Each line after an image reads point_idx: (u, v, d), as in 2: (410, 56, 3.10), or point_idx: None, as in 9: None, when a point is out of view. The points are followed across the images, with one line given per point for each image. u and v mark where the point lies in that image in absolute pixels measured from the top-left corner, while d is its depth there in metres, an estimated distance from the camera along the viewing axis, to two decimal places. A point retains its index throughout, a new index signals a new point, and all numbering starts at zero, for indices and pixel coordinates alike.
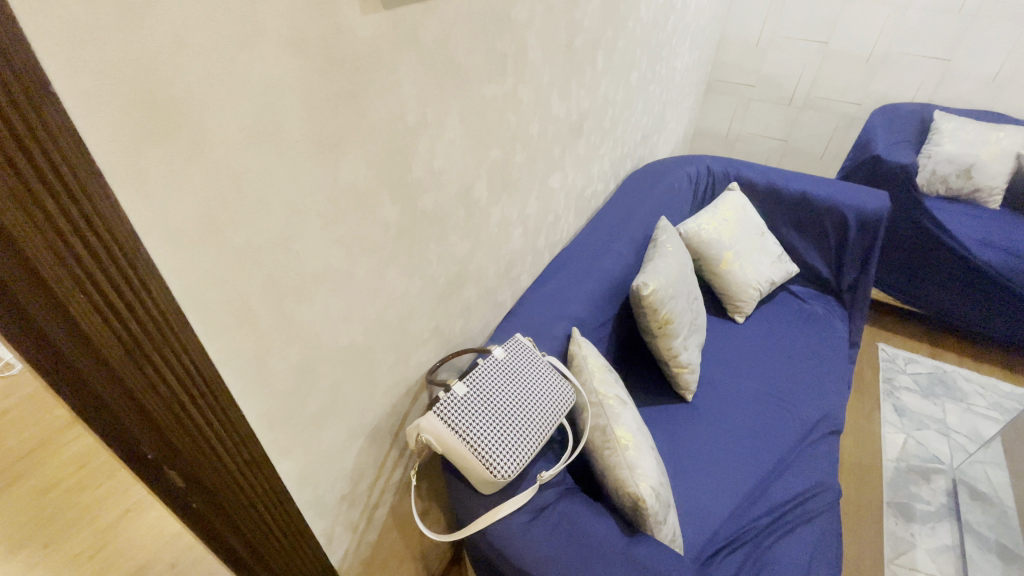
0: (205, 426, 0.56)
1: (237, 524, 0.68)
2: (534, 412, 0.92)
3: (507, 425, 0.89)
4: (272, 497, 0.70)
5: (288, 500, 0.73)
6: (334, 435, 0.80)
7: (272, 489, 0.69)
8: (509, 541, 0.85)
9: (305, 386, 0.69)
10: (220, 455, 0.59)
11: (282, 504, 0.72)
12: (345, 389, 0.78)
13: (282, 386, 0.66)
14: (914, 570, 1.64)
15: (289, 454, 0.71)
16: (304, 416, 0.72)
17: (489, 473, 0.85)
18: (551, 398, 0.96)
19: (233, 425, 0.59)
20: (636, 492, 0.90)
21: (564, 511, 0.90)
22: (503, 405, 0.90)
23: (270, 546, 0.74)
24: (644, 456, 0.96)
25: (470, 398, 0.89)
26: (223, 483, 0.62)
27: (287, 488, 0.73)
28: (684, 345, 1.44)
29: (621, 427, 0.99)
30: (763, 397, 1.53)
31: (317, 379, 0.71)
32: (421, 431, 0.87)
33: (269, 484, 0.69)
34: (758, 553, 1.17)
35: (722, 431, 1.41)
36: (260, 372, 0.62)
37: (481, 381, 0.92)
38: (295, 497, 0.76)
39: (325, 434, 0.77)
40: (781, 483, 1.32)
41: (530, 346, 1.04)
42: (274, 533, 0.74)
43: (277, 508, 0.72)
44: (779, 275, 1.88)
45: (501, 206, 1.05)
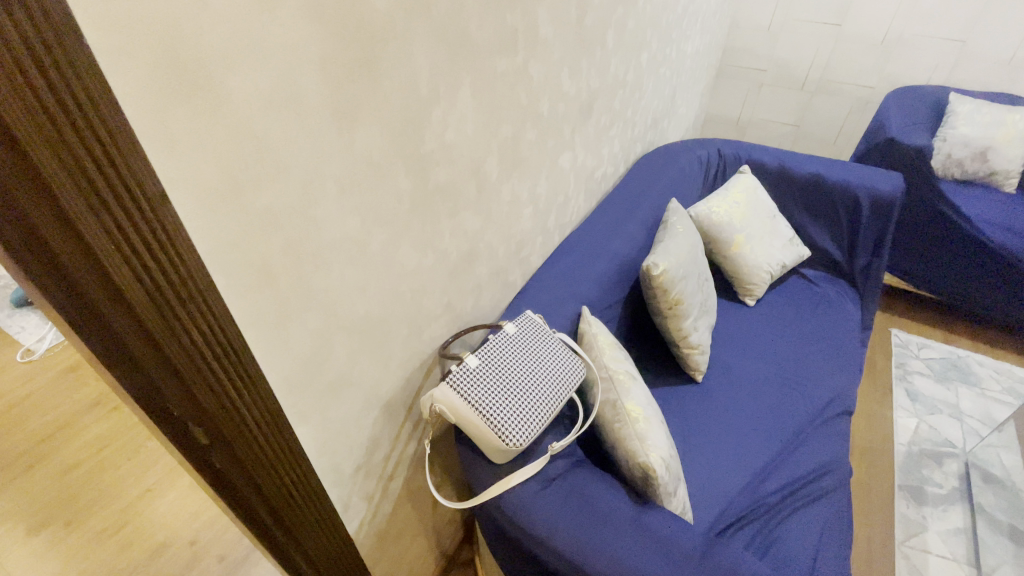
0: (228, 383, 0.58)
1: (260, 486, 0.69)
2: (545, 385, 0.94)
3: (520, 396, 0.90)
4: (290, 460, 0.72)
5: (306, 466, 0.75)
6: (352, 404, 0.82)
7: (290, 452, 0.71)
8: (521, 508, 0.87)
9: (323, 353, 0.71)
10: (242, 414, 0.61)
11: (300, 469, 0.74)
12: (362, 359, 0.80)
13: (302, 351, 0.68)
14: (926, 551, 1.65)
15: (307, 420, 0.73)
16: (323, 382, 0.74)
17: (502, 442, 0.86)
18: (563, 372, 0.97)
19: (254, 383, 0.61)
20: (646, 463, 0.91)
21: (576, 481, 0.91)
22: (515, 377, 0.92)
23: (289, 511, 0.76)
24: (654, 429, 0.97)
25: (482, 370, 0.91)
26: (245, 443, 0.64)
27: (304, 453, 0.75)
28: (694, 325, 1.44)
29: (632, 401, 1.00)
30: (773, 378, 1.53)
31: (336, 348, 0.73)
32: (434, 402, 0.90)
33: (288, 447, 0.70)
34: (768, 529, 1.18)
35: (732, 410, 1.42)
36: (281, 336, 0.63)
37: (493, 354, 0.94)
38: (312, 463, 0.77)
39: (343, 401, 0.80)
40: (791, 462, 1.33)
41: (542, 322, 1.06)
42: (292, 499, 0.76)
43: (294, 473, 0.74)
44: (790, 258, 1.87)
45: (512, 183, 1.06)
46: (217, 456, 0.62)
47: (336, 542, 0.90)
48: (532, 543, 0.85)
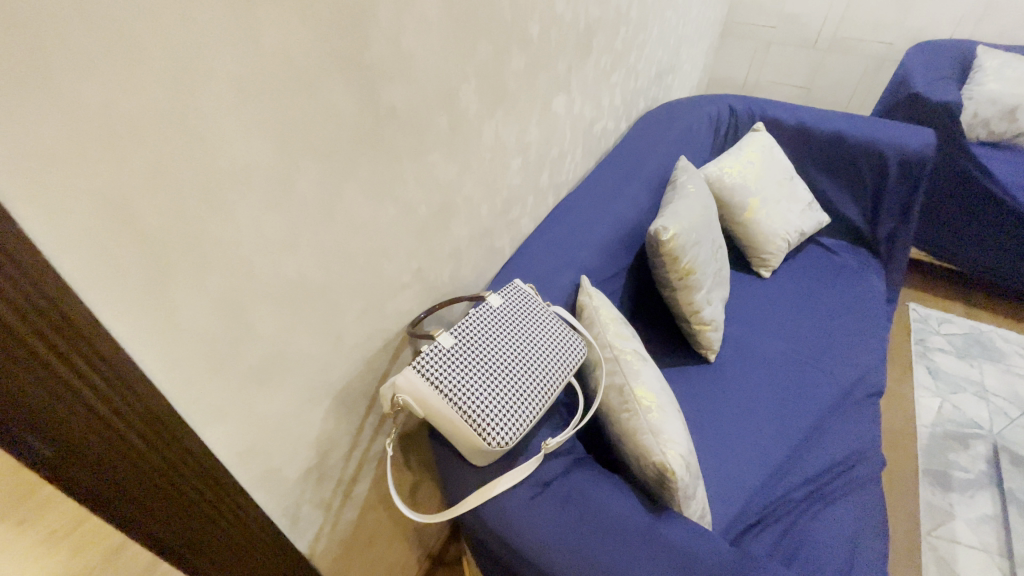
0: (66, 370, 0.40)
1: (155, 510, 0.52)
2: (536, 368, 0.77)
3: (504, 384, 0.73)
4: (196, 476, 0.55)
5: (222, 480, 0.59)
6: (290, 395, 0.65)
7: (196, 464, 0.54)
8: (509, 523, 0.70)
9: (236, 330, 0.54)
10: (101, 417, 0.44)
11: (213, 485, 0.57)
12: (299, 338, 0.62)
13: (201, 328, 0.50)
14: (955, 541, 1.52)
15: (221, 419, 0.56)
16: (241, 370, 0.56)
17: (482, 442, 0.69)
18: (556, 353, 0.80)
19: (112, 368, 0.43)
20: (663, 462, 0.73)
21: (576, 486, 0.74)
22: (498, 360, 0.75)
23: (207, 538, 0.59)
24: (670, 419, 0.79)
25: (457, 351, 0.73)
26: (114, 453, 0.46)
27: (220, 462, 0.58)
28: (707, 298, 1.27)
29: (642, 386, 0.82)
30: (793, 357, 1.37)
31: (256, 323, 0.56)
32: (397, 393, 0.72)
33: (191, 458, 0.53)
34: (796, 527, 1.03)
35: (750, 393, 1.26)
36: (157, 302, 0.46)
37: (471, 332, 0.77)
38: (233, 475, 0.61)
39: (276, 391, 0.62)
40: (817, 450, 1.18)
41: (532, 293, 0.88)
42: (207, 524, 0.59)
43: (204, 492, 0.57)
44: (809, 224, 1.69)
45: (495, 123, 0.87)
46: (70, 476, 0.44)
47: (279, 564, 0.74)
48: (524, 565, 0.69)
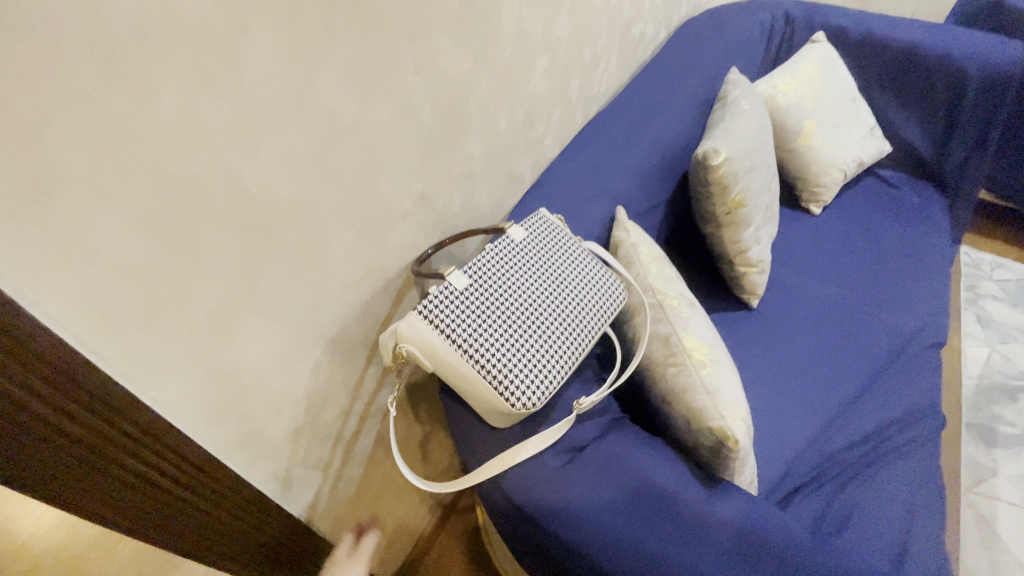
0: None
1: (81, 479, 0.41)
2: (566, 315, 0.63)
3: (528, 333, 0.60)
4: (137, 447, 0.44)
5: (182, 450, 0.48)
6: (269, 342, 0.53)
7: (130, 433, 0.43)
8: (535, 497, 0.60)
9: (176, 255, 0.42)
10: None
11: (169, 457, 0.47)
12: (273, 271, 0.50)
13: (107, 250, 0.38)
14: (996, 498, 1.43)
15: (170, 373, 0.45)
16: (187, 311, 0.44)
17: (506, 403, 0.57)
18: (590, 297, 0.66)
19: None
20: (722, 429, 0.59)
21: (613, 454, 0.64)
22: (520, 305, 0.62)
23: (171, 514, 0.50)
24: (727, 376, 0.65)
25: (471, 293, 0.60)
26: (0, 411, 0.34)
27: (175, 428, 0.46)
28: (755, 236, 1.11)
29: (692, 337, 0.68)
30: (846, 302, 1.22)
31: (202, 247, 0.43)
32: (400, 344, 0.59)
33: (123, 423, 0.42)
34: (848, 487, 0.93)
35: (798, 341, 1.12)
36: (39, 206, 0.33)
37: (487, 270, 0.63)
38: (199, 445, 0.50)
39: (249, 337, 0.51)
40: (871, 405, 1.06)
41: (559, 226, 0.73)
42: (168, 501, 0.48)
43: (157, 465, 0.46)
44: (869, 153, 1.49)
45: (517, 5, 0.68)
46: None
47: (271, 532, 0.65)
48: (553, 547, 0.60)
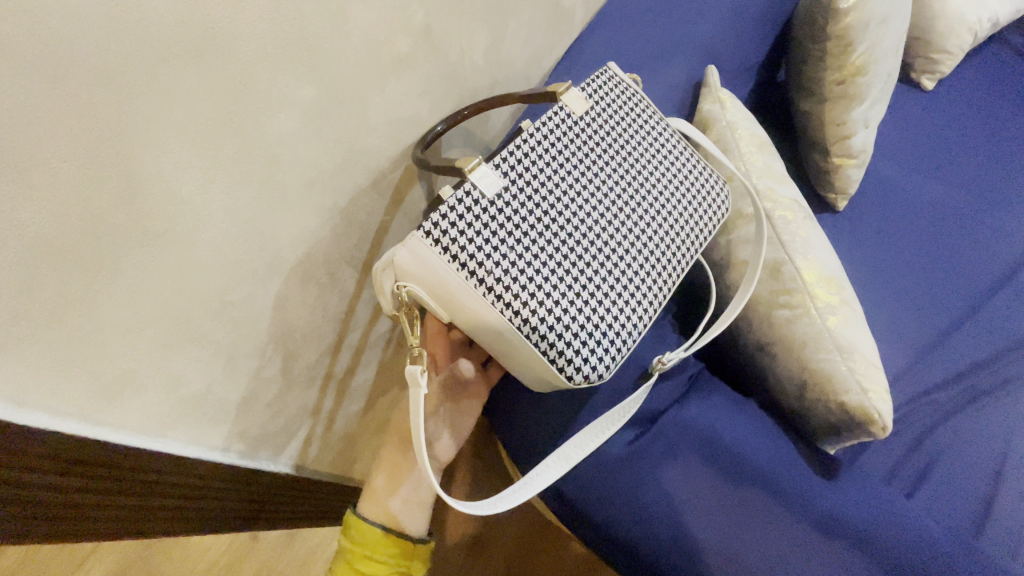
0: None
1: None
2: (637, 250, 0.47)
3: (588, 275, 0.44)
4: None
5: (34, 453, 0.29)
6: (204, 273, 0.35)
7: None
8: (592, 485, 0.51)
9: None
10: None
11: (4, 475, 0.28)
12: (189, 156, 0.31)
13: None
14: None
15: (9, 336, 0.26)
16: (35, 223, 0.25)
17: (554, 369, 0.43)
18: (667, 222, 0.49)
19: None
20: (856, 403, 0.42)
21: (688, 428, 0.53)
22: (576, 233, 0.44)
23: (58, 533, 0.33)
24: (861, 324, 0.47)
25: (505, 211, 0.42)
26: None
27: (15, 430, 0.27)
28: (866, 117, 0.85)
29: (813, 266, 0.48)
30: (952, 210, 0.99)
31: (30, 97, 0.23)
32: (401, 284, 0.42)
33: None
34: (936, 432, 0.78)
35: (888, 257, 0.92)
36: None
37: (527, 178, 0.44)
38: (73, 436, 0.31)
39: (169, 267, 0.32)
40: (970, 335, 0.88)
41: (627, 103, 0.52)
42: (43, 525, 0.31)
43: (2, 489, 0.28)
44: (1007, 10, 1.13)
45: None
46: None
47: (239, 500, 0.50)
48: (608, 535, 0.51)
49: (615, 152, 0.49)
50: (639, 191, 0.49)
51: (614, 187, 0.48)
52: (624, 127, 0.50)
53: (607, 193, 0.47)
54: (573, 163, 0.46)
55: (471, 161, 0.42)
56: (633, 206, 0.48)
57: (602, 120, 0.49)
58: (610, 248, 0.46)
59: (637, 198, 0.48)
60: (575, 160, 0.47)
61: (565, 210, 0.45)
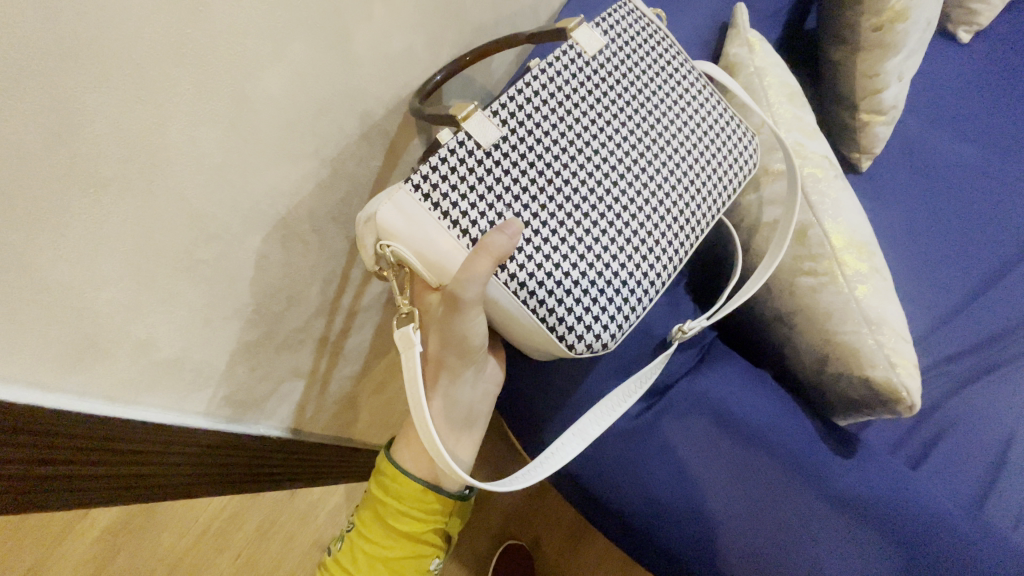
0: None
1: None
2: (651, 208, 0.43)
3: (595, 235, 0.41)
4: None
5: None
6: (171, 228, 0.32)
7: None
8: (605, 459, 0.49)
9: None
10: None
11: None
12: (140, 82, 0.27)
13: None
14: None
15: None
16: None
17: (554, 336, 0.40)
18: (686, 177, 0.45)
19: None
20: (879, 378, 0.40)
21: (705, 403, 0.50)
22: (585, 188, 0.41)
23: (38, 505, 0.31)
24: (890, 294, 0.43)
25: (502, 164, 0.39)
26: None
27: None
28: (902, 69, 0.78)
29: (842, 230, 0.44)
30: (981, 173, 0.94)
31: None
32: (384, 244, 0.38)
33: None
34: (947, 403, 0.76)
35: (910, 222, 0.88)
36: None
37: (530, 126, 0.40)
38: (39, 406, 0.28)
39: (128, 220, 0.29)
40: (991, 305, 0.84)
41: (648, 40, 0.46)
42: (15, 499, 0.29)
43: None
44: None
45: None
46: None
47: (234, 464, 0.49)
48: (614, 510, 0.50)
49: (633, 96, 0.44)
50: (657, 142, 0.44)
51: (629, 136, 0.43)
52: (643, 68, 0.45)
53: (620, 143, 0.43)
54: (583, 109, 0.42)
55: (466, 108, 0.38)
56: (649, 158, 0.44)
57: (619, 59, 0.44)
58: (622, 206, 0.42)
59: (655, 150, 0.44)
60: (586, 105, 0.42)
61: (573, 163, 0.41)
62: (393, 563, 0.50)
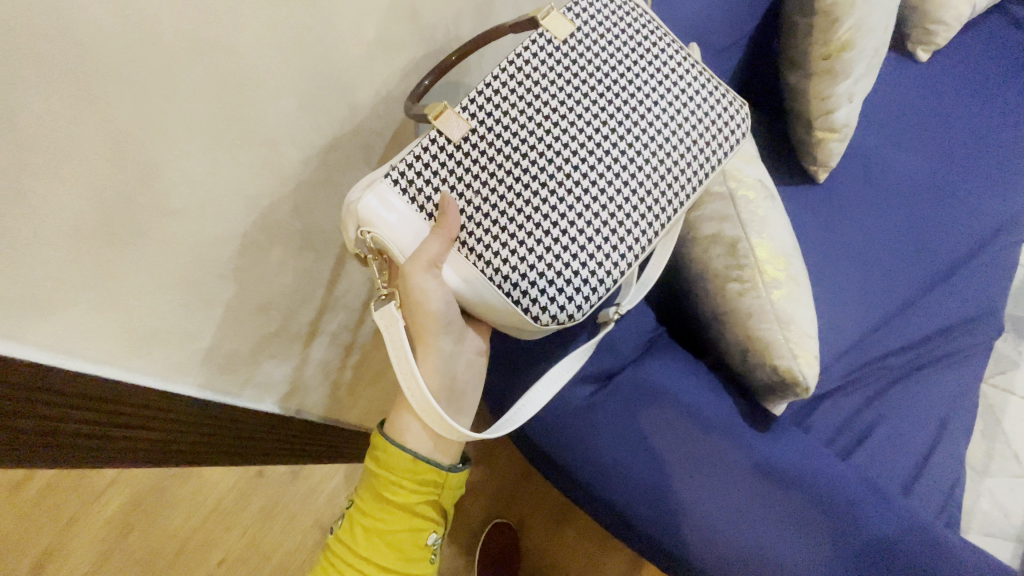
0: None
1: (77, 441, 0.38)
2: (616, 188, 0.49)
3: (558, 213, 0.48)
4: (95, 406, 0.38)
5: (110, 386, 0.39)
6: None
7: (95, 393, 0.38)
8: (564, 430, 0.58)
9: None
10: None
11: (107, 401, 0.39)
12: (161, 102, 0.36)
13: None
14: (1009, 392, 1.40)
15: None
16: (22, 140, 0.29)
17: (512, 303, 0.47)
18: (656, 158, 0.51)
19: None
20: (787, 368, 0.49)
21: (647, 383, 0.60)
22: (548, 171, 0.48)
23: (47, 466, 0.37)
24: (802, 299, 0.52)
25: (469, 154, 0.48)
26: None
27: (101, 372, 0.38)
28: (851, 90, 0.86)
29: (766, 244, 0.53)
30: (930, 184, 1.02)
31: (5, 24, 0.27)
32: (364, 229, 0.47)
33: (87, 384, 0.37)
34: (885, 393, 0.85)
35: (862, 228, 0.96)
36: None
37: (496, 117, 0.49)
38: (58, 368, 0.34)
39: None
40: (930, 306, 0.93)
41: (614, 40, 0.52)
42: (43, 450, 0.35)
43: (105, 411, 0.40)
44: None
45: None
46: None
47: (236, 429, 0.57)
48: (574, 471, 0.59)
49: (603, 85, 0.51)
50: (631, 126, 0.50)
51: (598, 121, 0.50)
52: (608, 65, 0.51)
53: (584, 138, 0.49)
54: (548, 97, 0.49)
55: (435, 110, 0.47)
56: (610, 151, 0.50)
57: (585, 61, 0.51)
58: (588, 186, 0.49)
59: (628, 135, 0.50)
60: (553, 94, 0.49)
61: (538, 157, 0.48)
62: (390, 534, 0.55)
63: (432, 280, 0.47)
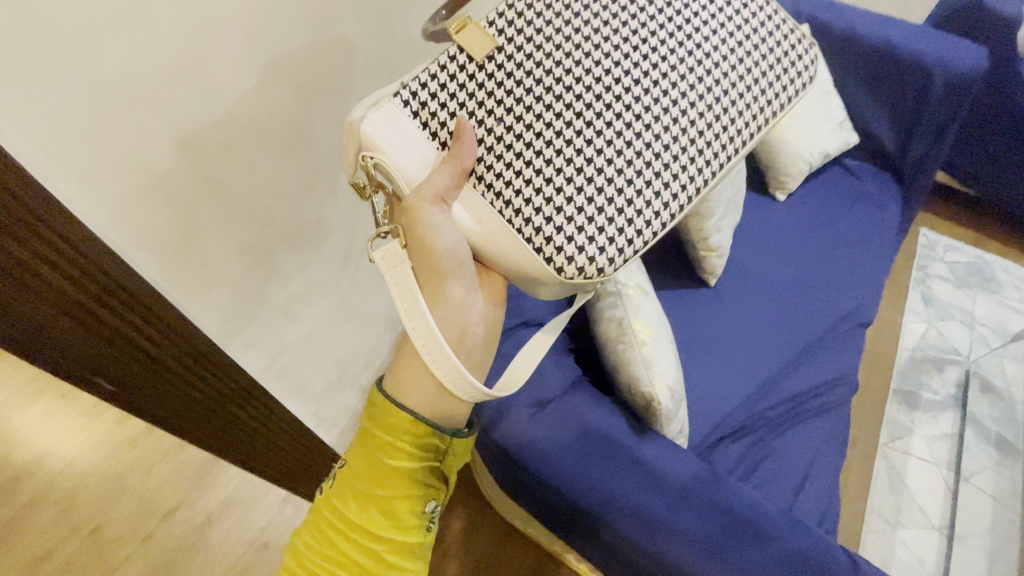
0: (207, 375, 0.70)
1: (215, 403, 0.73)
2: (621, 159, 0.66)
3: (574, 172, 0.65)
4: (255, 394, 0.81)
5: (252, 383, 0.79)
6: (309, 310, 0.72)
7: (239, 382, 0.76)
8: (519, 437, 0.87)
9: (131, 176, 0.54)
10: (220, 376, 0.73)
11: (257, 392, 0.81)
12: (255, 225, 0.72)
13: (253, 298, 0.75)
14: (907, 453, 1.68)
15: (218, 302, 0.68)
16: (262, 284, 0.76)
17: (508, 223, 0.66)
18: (651, 138, 0.67)
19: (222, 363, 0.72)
20: (651, 394, 0.81)
21: (571, 406, 0.90)
22: (582, 134, 0.65)
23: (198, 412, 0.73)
24: (662, 354, 0.85)
25: (486, 109, 0.66)
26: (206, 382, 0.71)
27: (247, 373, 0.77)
28: (717, 225, 1.25)
29: (639, 320, 0.86)
30: (795, 285, 1.40)
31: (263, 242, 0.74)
32: (371, 155, 0.66)
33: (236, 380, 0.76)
34: (765, 440, 1.15)
35: (744, 314, 1.31)
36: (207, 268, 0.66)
37: (518, 97, 0.66)
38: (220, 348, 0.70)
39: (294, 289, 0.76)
40: (797, 374, 1.26)
41: (615, 42, 0.67)
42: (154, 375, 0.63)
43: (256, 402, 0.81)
44: (835, 144, 1.64)
45: None
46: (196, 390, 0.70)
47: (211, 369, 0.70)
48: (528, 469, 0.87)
49: (625, 72, 0.67)
50: (658, 111, 0.67)
51: (605, 109, 0.66)
52: (612, 64, 0.66)
53: (595, 120, 0.66)
54: (568, 75, 0.66)
55: (455, 27, 0.66)
56: (616, 132, 0.66)
57: (592, 58, 0.66)
58: (599, 153, 0.65)
59: (663, 112, 0.67)
60: (566, 83, 0.66)
61: (556, 134, 0.65)
62: (386, 504, 0.66)
63: (436, 210, 0.64)
